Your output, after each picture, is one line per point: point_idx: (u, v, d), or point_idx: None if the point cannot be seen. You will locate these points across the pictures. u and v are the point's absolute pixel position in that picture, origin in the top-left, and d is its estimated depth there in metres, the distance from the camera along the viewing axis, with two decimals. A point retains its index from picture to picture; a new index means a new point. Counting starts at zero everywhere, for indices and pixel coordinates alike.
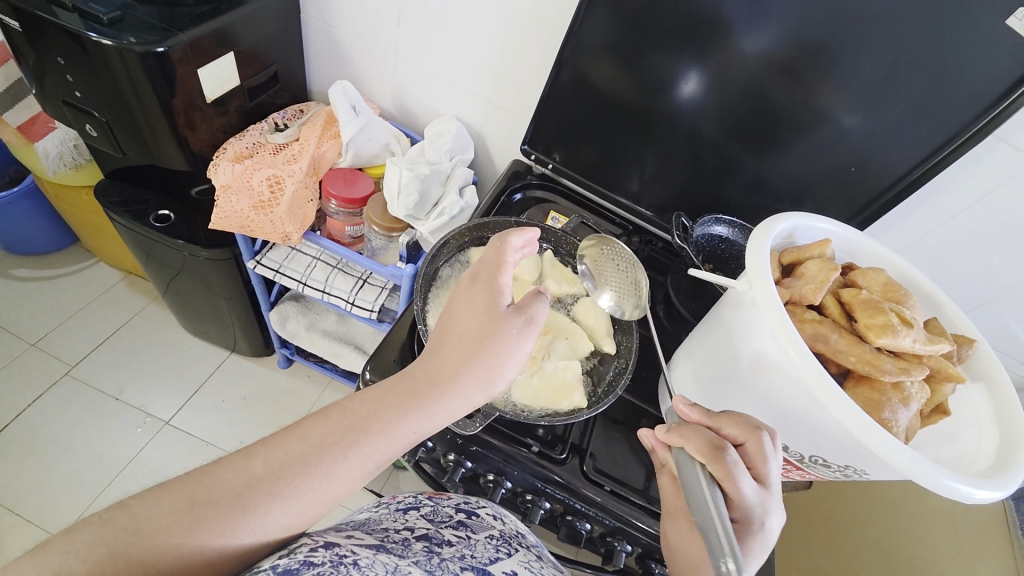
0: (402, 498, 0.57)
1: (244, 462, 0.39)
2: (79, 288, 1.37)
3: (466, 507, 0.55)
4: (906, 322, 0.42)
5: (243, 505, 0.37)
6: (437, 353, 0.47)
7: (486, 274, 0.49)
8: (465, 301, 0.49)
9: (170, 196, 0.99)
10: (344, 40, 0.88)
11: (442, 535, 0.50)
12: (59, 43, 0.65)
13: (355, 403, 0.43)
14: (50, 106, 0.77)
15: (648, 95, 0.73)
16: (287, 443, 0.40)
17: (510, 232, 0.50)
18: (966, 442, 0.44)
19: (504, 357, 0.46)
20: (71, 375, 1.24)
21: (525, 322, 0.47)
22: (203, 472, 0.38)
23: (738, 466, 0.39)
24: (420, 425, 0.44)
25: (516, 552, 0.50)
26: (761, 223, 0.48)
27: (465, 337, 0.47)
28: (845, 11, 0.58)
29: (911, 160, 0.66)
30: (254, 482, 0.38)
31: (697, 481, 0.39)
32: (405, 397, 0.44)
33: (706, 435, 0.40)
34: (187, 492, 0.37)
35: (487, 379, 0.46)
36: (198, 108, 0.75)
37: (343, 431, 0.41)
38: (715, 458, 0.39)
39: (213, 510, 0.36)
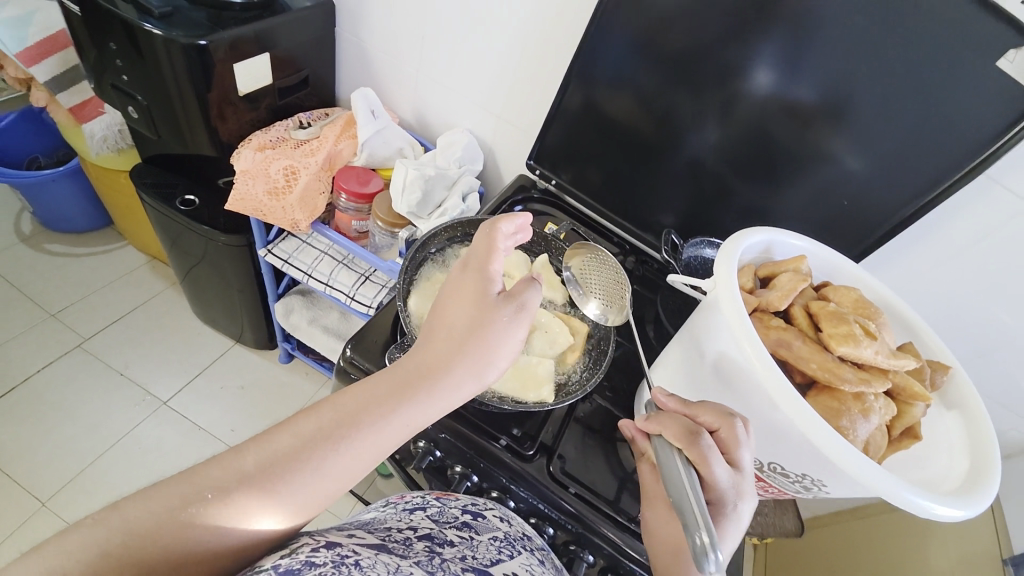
0: (410, 498, 0.57)
1: (235, 459, 0.39)
2: (105, 266, 1.45)
3: (473, 508, 0.55)
4: (870, 335, 0.42)
5: (234, 503, 0.37)
6: (432, 345, 0.48)
7: (476, 264, 0.51)
8: (456, 289, 0.51)
9: (198, 183, 1.06)
10: (373, 54, 0.95)
11: (444, 535, 0.50)
12: (115, 32, 0.73)
13: (347, 397, 0.44)
14: (101, 90, 0.85)
15: (648, 118, 0.76)
16: (279, 439, 0.41)
17: (500, 219, 0.52)
18: (936, 467, 0.43)
19: (494, 345, 0.48)
20: (83, 348, 1.29)
21: (515, 309, 0.49)
22: (194, 471, 0.39)
23: (711, 451, 0.39)
24: (413, 417, 0.44)
25: (519, 554, 0.51)
26: (734, 233, 0.49)
27: (457, 328, 0.48)
28: (834, 50, 0.61)
29: (906, 198, 0.67)
30: (243, 478, 0.38)
31: (674, 467, 0.40)
32: (399, 387, 0.45)
33: (682, 422, 0.41)
34: (178, 492, 0.37)
35: (481, 368, 0.47)
36: (231, 101, 0.81)
37: (335, 426, 0.42)
38: (690, 442, 0.40)
39: (203, 507, 0.37)
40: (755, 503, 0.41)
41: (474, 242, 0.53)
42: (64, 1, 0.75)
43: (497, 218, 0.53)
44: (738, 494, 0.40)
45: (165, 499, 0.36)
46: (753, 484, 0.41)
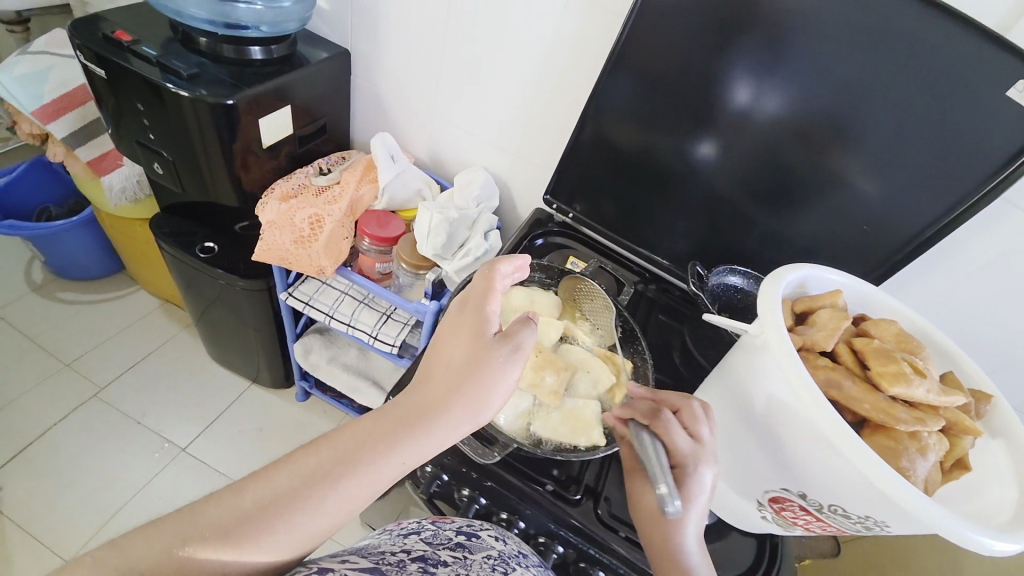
0: (405, 524, 0.58)
1: (234, 497, 0.41)
2: (119, 312, 1.45)
3: (467, 529, 0.56)
4: (919, 372, 0.43)
5: (231, 541, 0.39)
6: (429, 382, 0.49)
7: (473, 303, 0.53)
8: (455, 328, 0.52)
9: (215, 229, 1.06)
10: (388, 98, 0.98)
11: (439, 556, 0.51)
12: (141, 92, 0.75)
13: (343, 435, 0.45)
14: (126, 146, 0.86)
15: (663, 152, 0.78)
16: (277, 476, 0.42)
17: (500, 261, 0.53)
18: (988, 498, 0.42)
19: (493, 383, 0.48)
20: (99, 397, 1.28)
21: (511, 350, 0.49)
22: (191, 509, 0.40)
23: (671, 424, 0.47)
24: (410, 455, 0.45)
25: (514, 570, 0.52)
26: (772, 272, 0.50)
27: (455, 365, 0.49)
28: (844, 85, 0.63)
29: (924, 221, 0.68)
30: (242, 515, 0.40)
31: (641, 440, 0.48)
32: (395, 426, 0.46)
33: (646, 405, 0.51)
34: (177, 531, 0.38)
35: (476, 407, 0.48)
36: (253, 152, 0.82)
37: (331, 463, 0.43)
38: (650, 419, 0.49)
39: (202, 545, 0.38)
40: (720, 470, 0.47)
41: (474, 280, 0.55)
42: (87, 64, 0.77)
43: (496, 260, 0.55)
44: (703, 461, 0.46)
45: (171, 540, 0.38)
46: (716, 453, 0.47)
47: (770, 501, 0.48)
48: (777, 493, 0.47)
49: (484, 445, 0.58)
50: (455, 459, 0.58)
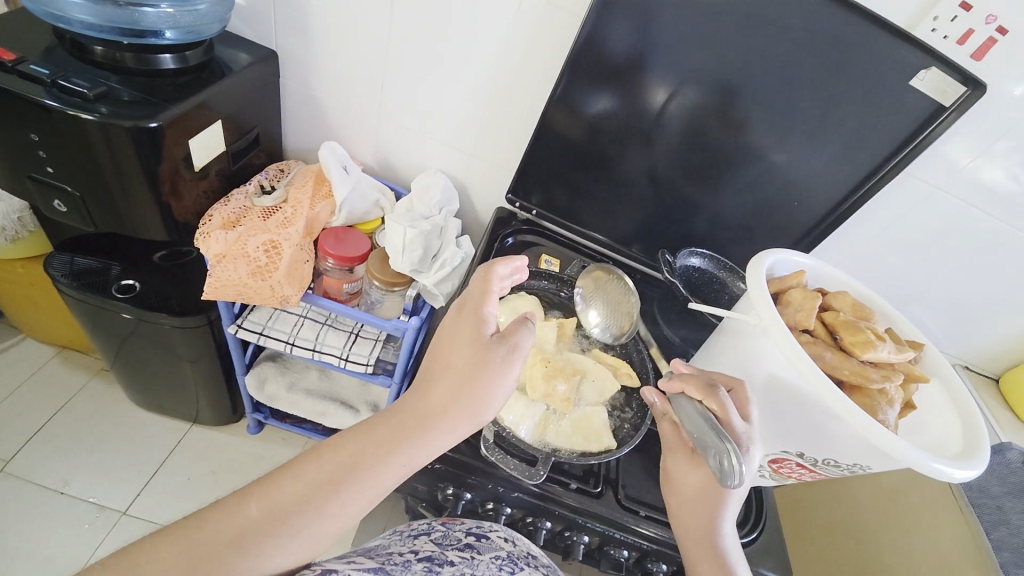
0: (415, 525, 0.60)
1: (240, 505, 0.43)
2: (3, 369, 1.21)
3: (477, 530, 0.57)
4: (879, 336, 0.51)
5: (240, 549, 0.41)
6: (426, 388, 0.49)
7: (472, 304, 0.52)
8: (451, 332, 0.51)
9: (131, 263, 0.93)
10: (325, 102, 0.90)
11: (445, 556, 0.53)
12: (29, 118, 0.63)
13: (344, 442, 0.46)
14: (12, 182, 0.72)
15: (620, 147, 0.82)
16: (279, 486, 0.43)
17: (496, 261, 0.52)
18: (935, 431, 0.53)
19: (491, 386, 0.48)
20: (1, 474, 1.08)
21: (508, 351, 0.48)
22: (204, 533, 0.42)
23: (726, 402, 0.47)
24: (408, 461, 0.46)
25: (521, 571, 0.53)
26: (751, 262, 0.56)
27: (451, 370, 0.49)
28: (776, 80, 0.70)
29: (842, 194, 0.79)
30: (250, 524, 0.42)
31: (695, 413, 0.48)
32: (392, 434, 0.46)
33: (703, 379, 0.49)
34: (187, 545, 0.40)
35: (472, 411, 0.48)
36: (182, 175, 0.72)
37: (331, 471, 0.44)
38: (710, 396, 0.48)
39: (208, 558, 0.40)
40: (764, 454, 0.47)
41: (470, 281, 0.54)
42: None
43: (492, 259, 0.54)
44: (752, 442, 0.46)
45: (182, 556, 0.40)
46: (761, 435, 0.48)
47: (770, 461, 0.55)
48: (777, 455, 0.54)
49: (529, 465, 0.61)
50: (480, 477, 0.60)
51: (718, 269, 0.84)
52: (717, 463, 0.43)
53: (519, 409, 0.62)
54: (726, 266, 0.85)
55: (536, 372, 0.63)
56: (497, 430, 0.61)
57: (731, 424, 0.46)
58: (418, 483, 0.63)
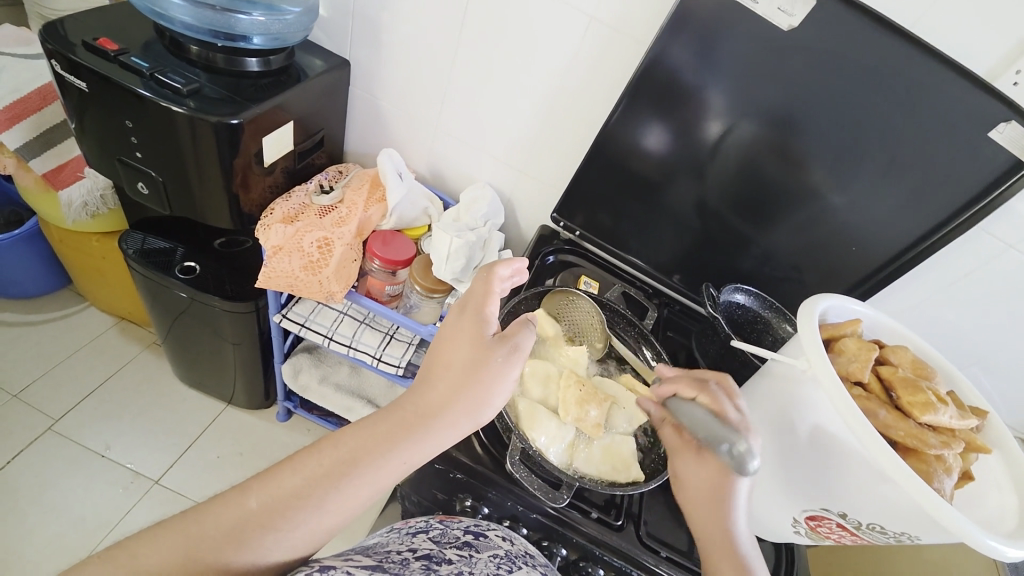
0: (413, 522, 0.59)
1: (239, 499, 0.44)
2: (67, 334, 1.31)
3: (475, 529, 0.57)
4: (941, 399, 0.48)
5: (239, 541, 0.42)
6: (428, 386, 0.52)
7: (474, 305, 0.55)
8: (453, 331, 0.53)
9: (194, 246, 0.99)
10: (387, 111, 0.94)
11: (443, 554, 0.53)
12: (127, 107, 0.69)
13: (343, 438, 0.48)
14: (105, 163, 0.79)
15: (671, 175, 0.81)
16: (281, 479, 0.45)
17: (499, 263, 0.55)
18: (992, 505, 0.49)
19: (492, 385, 0.51)
20: (54, 430, 1.16)
21: (509, 350, 0.52)
22: (231, 514, 0.43)
23: (720, 394, 0.51)
24: (409, 456, 0.48)
25: (519, 569, 0.53)
26: (803, 305, 0.54)
27: (452, 368, 0.51)
28: (841, 121, 0.68)
29: (904, 243, 0.75)
30: (248, 517, 0.43)
31: (693, 410, 0.50)
32: (395, 428, 0.49)
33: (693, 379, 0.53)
34: (182, 542, 0.41)
35: (473, 408, 0.50)
36: (253, 170, 0.77)
37: (334, 465, 0.46)
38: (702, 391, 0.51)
39: (208, 546, 0.41)
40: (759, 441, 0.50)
41: (471, 284, 0.57)
42: (63, 74, 0.71)
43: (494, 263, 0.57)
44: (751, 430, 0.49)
45: (181, 548, 0.41)
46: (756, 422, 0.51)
47: (806, 518, 0.52)
48: (816, 512, 0.51)
49: (553, 488, 0.60)
50: (501, 493, 0.60)
51: (764, 308, 0.81)
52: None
53: (551, 431, 0.62)
54: (772, 306, 0.81)
55: (570, 396, 0.64)
56: (524, 447, 0.60)
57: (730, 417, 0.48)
58: (437, 491, 0.63)
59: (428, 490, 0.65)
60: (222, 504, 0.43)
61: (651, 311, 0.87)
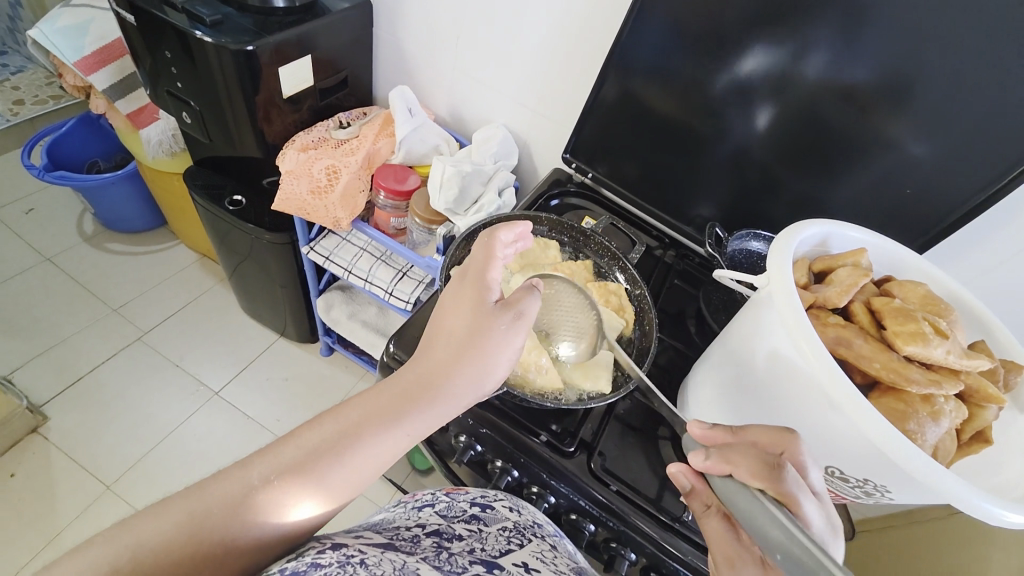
0: (421, 495, 0.60)
1: (241, 472, 0.40)
2: (159, 265, 1.54)
3: (481, 501, 0.57)
4: (941, 333, 0.40)
5: (242, 513, 0.38)
6: (430, 355, 0.49)
7: (475, 271, 0.52)
8: (454, 300, 0.51)
9: (244, 184, 1.11)
10: (410, 52, 0.97)
11: (453, 530, 0.52)
12: (170, 42, 0.78)
13: (349, 408, 0.45)
14: (159, 97, 0.91)
15: (687, 104, 0.73)
16: (284, 451, 0.42)
17: (499, 228, 0.52)
18: (1009, 474, 0.40)
19: (495, 352, 0.49)
20: (143, 341, 1.38)
21: (513, 318, 0.49)
22: (203, 488, 0.39)
23: (799, 484, 0.35)
24: (415, 426, 0.46)
25: (529, 541, 0.52)
26: (788, 226, 0.47)
27: (455, 337, 0.49)
28: (884, 26, 0.57)
29: (975, 182, 0.61)
30: (252, 490, 0.39)
31: (759, 512, 0.34)
32: (399, 398, 0.46)
33: (757, 456, 0.36)
34: (185, 507, 0.38)
35: (477, 377, 0.48)
36: (275, 103, 0.84)
37: (339, 436, 0.43)
38: (771, 478, 0.35)
39: (214, 520, 0.37)
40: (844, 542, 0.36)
41: (472, 250, 0.53)
42: (119, 11, 0.81)
43: (495, 227, 0.54)
44: (834, 533, 0.35)
45: (188, 517, 0.37)
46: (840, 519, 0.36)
47: None
48: None
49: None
50: None
51: None
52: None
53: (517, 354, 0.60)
54: None
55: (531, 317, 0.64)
56: None
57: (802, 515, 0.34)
58: None
59: None
60: (216, 476, 0.40)
61: (638, 244, 0.80)
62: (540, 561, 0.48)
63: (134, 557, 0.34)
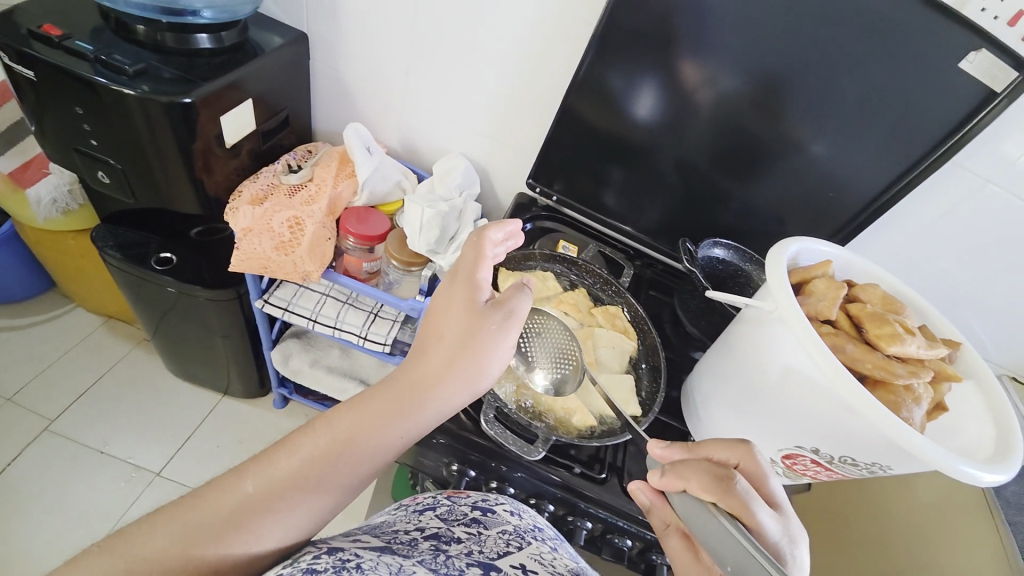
0: (421, 499, 0.59)
1: (236, 481, 0.41)
2: (55, 336, 1.30)
3: (483, 505, 0.56)
4: (909, 330, 0.48)
5: (238, 523, 0.40)
6: (423, 357, 0.49)
7: (466, 271, 0.52)
8: (445, 300, 0.51)
9: (169, 237, 0.98)
10: (353, 86, 0.92)
11: (452, 533, 0.51)
12: (78, 94, 0.68)
13: (342, 414, 0.46)
14: (64, 155, 0.78)
15: (643, 129, 0.79)
16: (277, 461, 0.43)
17: (488, 227, 0.52)
18: (966, 433, 0.49)
19: (488, 352, 0.49)
20: (51, 431, 1.17)
21: (504, 316, 0.49)
22: (199, 498, 0.40)
23: (750, 496, 0.38)
24: (409, 431, 0.47)
25: (529, 544, 0.51)
26: (772, 249, 0.54)
27: (447, 339, 0.49)
28: (805, 62, 0.67)
29: (882, 184, 0.74)
30: (246, 501, 0.40)
31: (713, 525, 0.38)
32: (393, 404, 0.46)
33: (708, 470, 0.40)
34: (179, 520, 0.39)
35: (470, 380, 0.48)
36: (214, 153, 0.76)
37: (332, 444, 0.44)
38: (723, 491, 0.38)
39: (209, 532, 0.39)
40: (806, 543, 0.40)
41: (462, 249, 0.53)
42: (7, 61, 0.70)
43: (485, 226, 0.53)
44: (790, 541, 0.38)
45: (180, 531, 0.38)
46: (798, 524, 0.40)
47: (783, 458, 0.52)
48: (790, 450, 0.51)
49: (528, 442, 0.61)
50: (483, 456, 0.60)
51: (746, 262, 0.81)
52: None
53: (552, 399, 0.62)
54: (752, 259, 0.81)
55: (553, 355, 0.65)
56: (498, 406, 0.62)
57: (756, 524, 0.37)
58: (423, 458, 0.64)
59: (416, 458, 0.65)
60: (213, 488, 0.41)
61: (628, 269, 0.87)
62: (539, 563, 0.47)
63: (136, 566, 0.36)
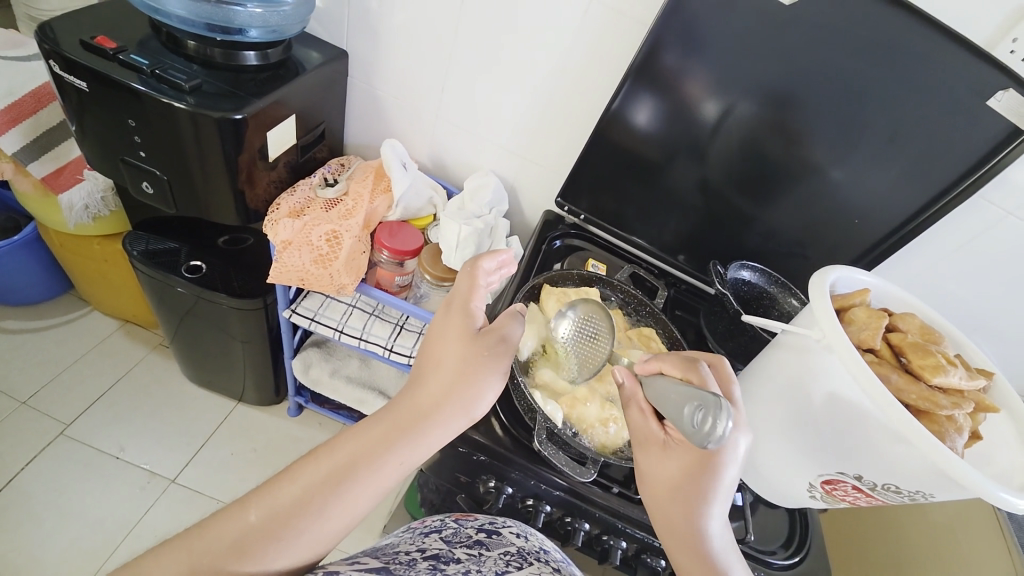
0: (429, 521, 0.60)
1: (239, 510, 0.42)
2: (72, 339, 1.30)
3: (488, 526, 0.58)
4: (950, 361, 0.50)
5: (240, 550, 0.41)
6: (422, 383, 0.50)
7: (460, 300, 0.53)
8: (441, 328, 0.53)
9: (200, 245, 0.99)
10: (387, 101, 0.94)
11: (452, 553, 0.54)
12: (130, 107, 0.69)
13: (341, 443, 0.46)
14: (107, 163, 0.80)
15: (674, 153, 0.81)
16: (278, 489, 0.43)
17: (482, 257, 0.55)
18: (1002, 462, 0.50)
19: (485, 375, 0.49)
20: (67, 435, 1.16)
21: (499, 341, 0.50)
22: (204, 528, 0.42)
23: (706, 374, 0.48)
24: (406, 456, 0.47)
25: (529, 565, 0.53)
26: (815, 277, 0.55)
27: (445, 364, 0.50)
28: (837, 94, 0.69)
29: (907, 213, 0.76)
30: (249, 530, 0.41)
31: (668, 382, 0.48)
32: (391, 430, 0.47)
33: (679, 357, 0.51)
34: (186, 551, 0.40)
35: (467, 403, 0.49)
36: (258, 166, 0.77)
37: (332, 471, 0.44)
38: (688, 369, 0.50)
39: (214, 561, 0.40)
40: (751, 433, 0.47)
41: (456, 280, 0.55)
42: (58, 70, 0.71)
43: (477, 257, 0.56)
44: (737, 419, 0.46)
45: (185, 559, 0.40)
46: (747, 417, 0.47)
47: (823, 482, 0.54)
48: (831, 476, 0.52)
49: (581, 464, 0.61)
50: (523, 473, 0.61)
51: (772, 285, 0.82)
52: (700, 419, 0.42)
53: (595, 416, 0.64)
54: (778, 282, 0.82)
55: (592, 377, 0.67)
56: (549, 426, 0.61)
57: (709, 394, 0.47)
58: (460, 475, 0.64)
59: (450, 473, 0.65)
60: (218, 517, 0.42)
61: (662, 290, 0.88)
62: None
63: None
